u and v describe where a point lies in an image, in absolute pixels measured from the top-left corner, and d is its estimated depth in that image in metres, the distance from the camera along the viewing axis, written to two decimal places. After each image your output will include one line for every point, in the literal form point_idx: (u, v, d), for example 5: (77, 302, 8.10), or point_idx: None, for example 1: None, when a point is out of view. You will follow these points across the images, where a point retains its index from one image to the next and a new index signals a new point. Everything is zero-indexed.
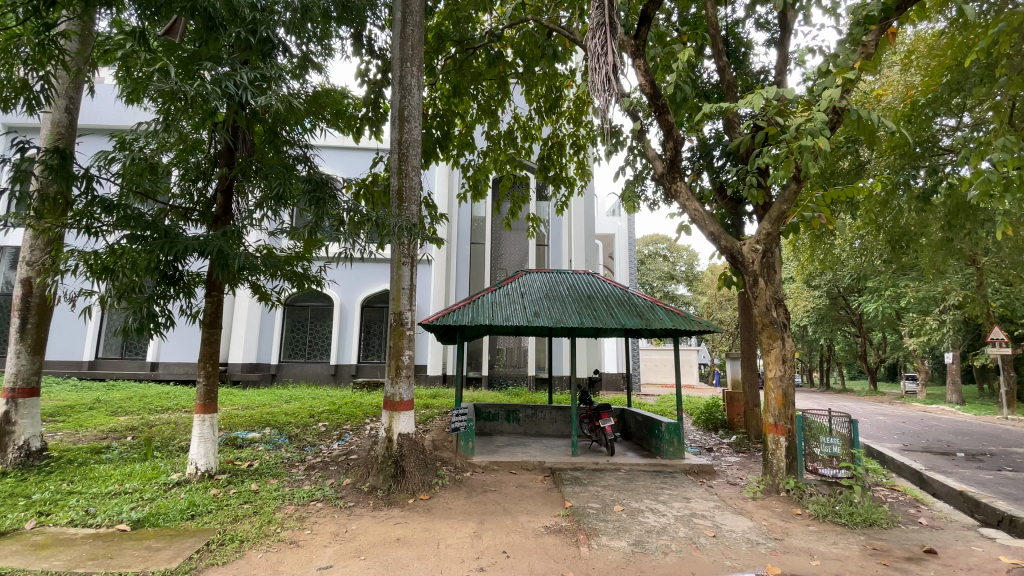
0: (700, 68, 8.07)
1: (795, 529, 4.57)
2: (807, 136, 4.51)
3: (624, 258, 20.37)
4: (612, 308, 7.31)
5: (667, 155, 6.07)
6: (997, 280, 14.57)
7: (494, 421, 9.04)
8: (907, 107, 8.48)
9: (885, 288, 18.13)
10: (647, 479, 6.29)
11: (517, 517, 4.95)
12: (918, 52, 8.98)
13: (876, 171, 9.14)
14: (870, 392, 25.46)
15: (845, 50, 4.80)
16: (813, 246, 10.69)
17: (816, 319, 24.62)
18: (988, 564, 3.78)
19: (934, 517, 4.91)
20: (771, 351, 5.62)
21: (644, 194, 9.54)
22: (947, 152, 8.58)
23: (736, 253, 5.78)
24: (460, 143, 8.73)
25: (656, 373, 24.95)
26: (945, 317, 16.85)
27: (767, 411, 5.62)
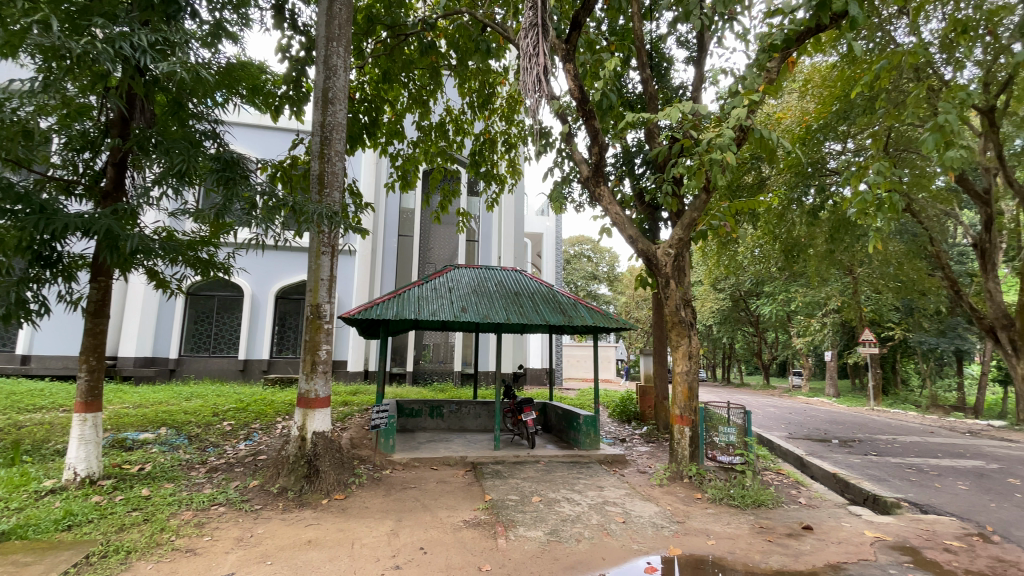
0: (626, 78, 8.45)
1: (695, 512, 4.95)
2: (717, 150, 4.90)
3: (552, 257, 20.91)
4: (537, 305, 7.46)
5: (593, 159, 6.31)
6: (867, 289, 16.66)
7: (416, 418, 8.88)
8: (802, 131, 9.44)
9: (779, 293, 20.13)
10: (565, 471, 6.52)
11: (436, 513, 4.93)
12: (813, 82, 10.04)
13: (776, 187, 10.09)
14: (764, 387, 28.17)
15: (751, 73, 5.27)
16: (720, 252, 11.66)
17: (720, 319, 26.82)
18: (854, 536, 4.30)
19: (811, 497, 5.53)
20: (679, 347, 6.00)
21: (571, 196, 9.82)
22: (833, 174, 9.68)
23: (651, 256, 6.11)
24: (389, 130, 8.49)
25: (578, 368, 25.88)
26: (827, 320, 19.04)
27: (674, 403, 5.97)
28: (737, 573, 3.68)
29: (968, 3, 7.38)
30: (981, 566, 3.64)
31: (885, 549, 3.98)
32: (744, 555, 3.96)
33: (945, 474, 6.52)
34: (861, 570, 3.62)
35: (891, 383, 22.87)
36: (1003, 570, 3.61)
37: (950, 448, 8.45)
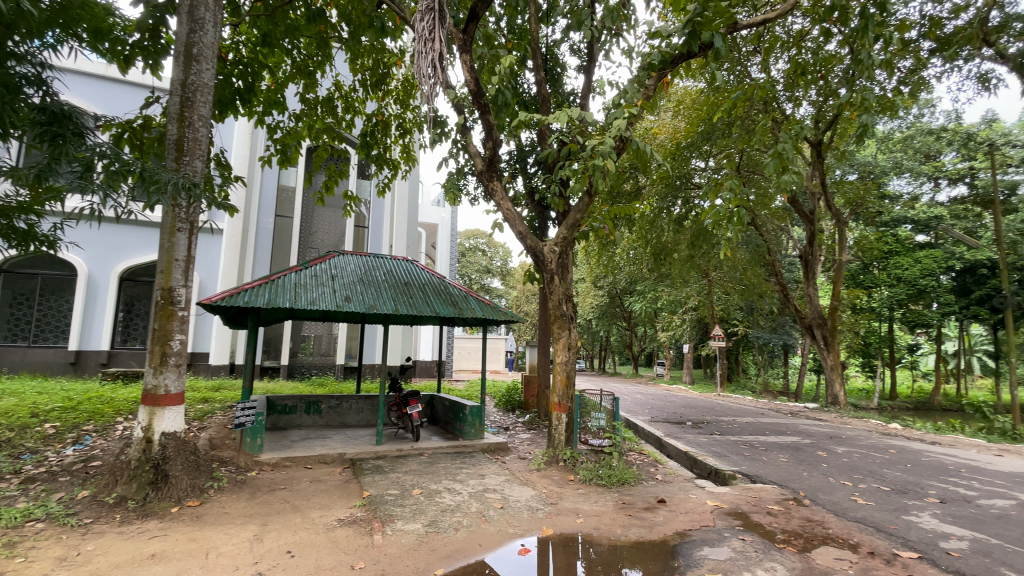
0: (521, 78, 8.66)
1: (568, 494, 5.29)
2: (600, 156, 5.23)
3: (446, 249, 20.80)
4: (427, 296, 7.36)
5: (487, 153, 6.36)
6: (720, 291, 19.07)
7: (290, 414, 8.28)
8: (673, 147, 10.48)
9: (650, 292, 22.18)
10: (447, 462, 6.54)
11: (307, 513, 4.66)
12: (684, 103, 11.21)
13: (649, 196, 11.09)
14: (635, 376, 30.95)
15: (632, 88, 5.70)
16: (601, 252, 12.51)
17: (599, 314, 28.86)
18: (698, 506, 4.92)
19: (666, 473, 6.20)
20: (560, 339, 6.31)
21: (465, 188, 9.80)
22: (696, 188, 10.91)
23: (538, 253, 6.33)
24: (268, 99, 7.74)
25: (466, 360, 26.08)
26: (688, 317, 21.43)
27: (553, 391, 6.27)
28: (602, 547, 4.00)
29: (806, 51, 8.69)
30: (792, 524, 4.36)
31: (722, 516, 4.60)
32: (608, 530, 4.31)
33: (770, 448, 7.72)
34: (702, 534, 4.14)
35: (735, 372, 26.48)
36: (809, 526, 4.33)
37: (775, 427, 10.02)
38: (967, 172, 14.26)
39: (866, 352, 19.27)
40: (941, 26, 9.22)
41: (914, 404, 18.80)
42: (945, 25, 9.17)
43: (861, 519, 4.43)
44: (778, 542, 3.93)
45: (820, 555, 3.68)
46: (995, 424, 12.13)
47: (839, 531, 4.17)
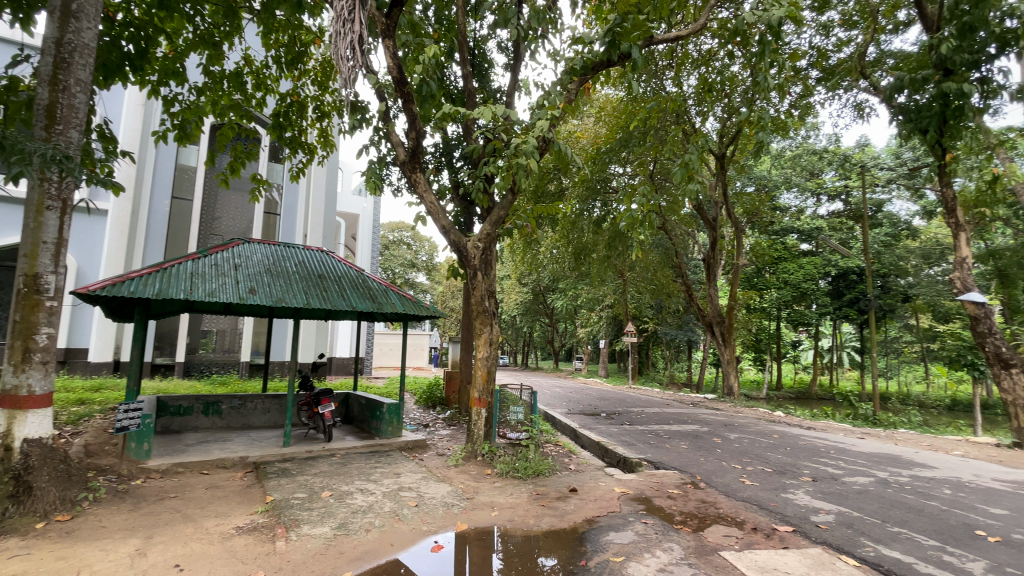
0: (448, 71, 8.55)
1: (484, 488, 5.32)
2: (523, 155, 5.28)
3: (367, 241, 20.06)
4: (343, 289, 7.04)
5: (409, 143, 6.20)
6: (635, 291, 20.14)
7: (185, 416, 7.57)
8: (594, 151, 10.91)
9: (571, 289, 22.93)
10: (361, 461, 6.32)
11: (201, 523, 4.30)
12: (606, 110, 11.72)
13: (571, 197, 11.45)
14: (555, 371, 31.90)
15: (555, 90, 5.82)
16: (525, 250, 12.72)
17: (523, 310, 29.34)
18: (607, 493, 5.18)
19: (579, 463, 6.45)
20: (481, 335, 6.30)
21: (388, 178, 9.50)
22: (614, 192, 11.43)
23: (462, 248, 6.26)
24: (164, 69, 6.97)
25: (387, 357, 25.39)
26: (605, 314, 22.45)
27: (474, 387, 6.26)
28: (515, 538, 4.08)
29: (713, 70, 9.39)
30: (689, 506, 4.72)
31: (628, 502, 4.87)
32: (521, 522, 4.40)
33: (674, 437, 8.29)
34: (609, 520, 4.37)
35: (646, 366, 28.16)
36: (704, 506, 4.71)
37: (679, 417, 10.79)
38: (843, 189, 16.22)
39: (757, 347, 21.35)
40: (825, 59, 10.39)
41: (795, 394, 21.12)
42: (829, 57, 10.36)
43: (747, 499, 4.89)
44: (676, 523, 4.24)
45: (711, 533, 4.01)
46: (857, 410, 13.94)
47: (729, 510, 4.57)
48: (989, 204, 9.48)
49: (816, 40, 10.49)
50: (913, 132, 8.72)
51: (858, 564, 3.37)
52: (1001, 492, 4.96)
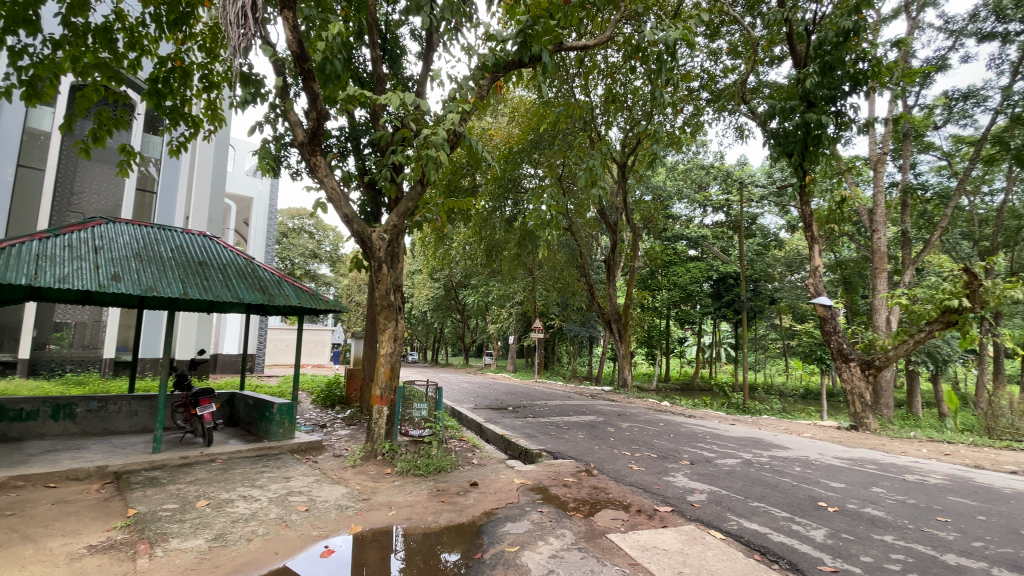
0: (357, 53, 8.16)
1: (381, 488, 5.17)
2: (433, 146, 5.13)
3: (261, 227, 18.56)
4: (228, 279, 6.42)
5: (309, 125, 5.80)
6: (543, 289, 20.76)
7: (26, 423, 6.44)
8: (506, 150, 11.07)
9: (481, 286, 23.07)
10: (246, 466, 5.83)
11: (42, 544, 3.69)
12: (519, 110, 11.96)
13: (483, 194, 11.53)
14: (464, 366, 31.99)
15: (467, 85, 5.74)
16: (436, 245, 12.56)
17: (433, 306, 28.94)
18: (507, 485, 5.28)
19: (481, 457, 6.52)
20: (385, 330, 6.07)
21: (286, 160, 8.82)
22: (526, 192, 11.68)
23: (365, 239, 5.95)
24: (10, 14, 5.76)
25: (283, 353, 23.70)
26: (514, 311, 22.94)
27: (376, 384, 6.04)
28: (412, 536, 4.01)
29: (620, 82, 9.94)
30: (582, 493, 4.97)
31: (527, 492, 5.01)
32: (419, 519, 4.34)
33: (572, 428, 8.68)
34: (506, 511, 4.46)
35: (552, 361, 29.24)
36: (596, 492, 4.98)
37: (578, 408, 11.34)
38: (725, 203, 18.03)
39: (651, 343, 23.11)
40: (715, 82, 11.45)
41: (681, 385, 23.22)
42: (717, 81, 11.44)
43: (635, 483, 5.27)
44: (569, 510, 4.44)
45: (601, 517, 4.26)
46: (731, 399, 15.72)
47: (618, 494, 4.89)
48: (836, 222, 11.13)
49: (707, 64, 11.51)
50: (782, 155, 9.93)
51: (724, 537, 3.78)
52: (837, 467, 5.84)
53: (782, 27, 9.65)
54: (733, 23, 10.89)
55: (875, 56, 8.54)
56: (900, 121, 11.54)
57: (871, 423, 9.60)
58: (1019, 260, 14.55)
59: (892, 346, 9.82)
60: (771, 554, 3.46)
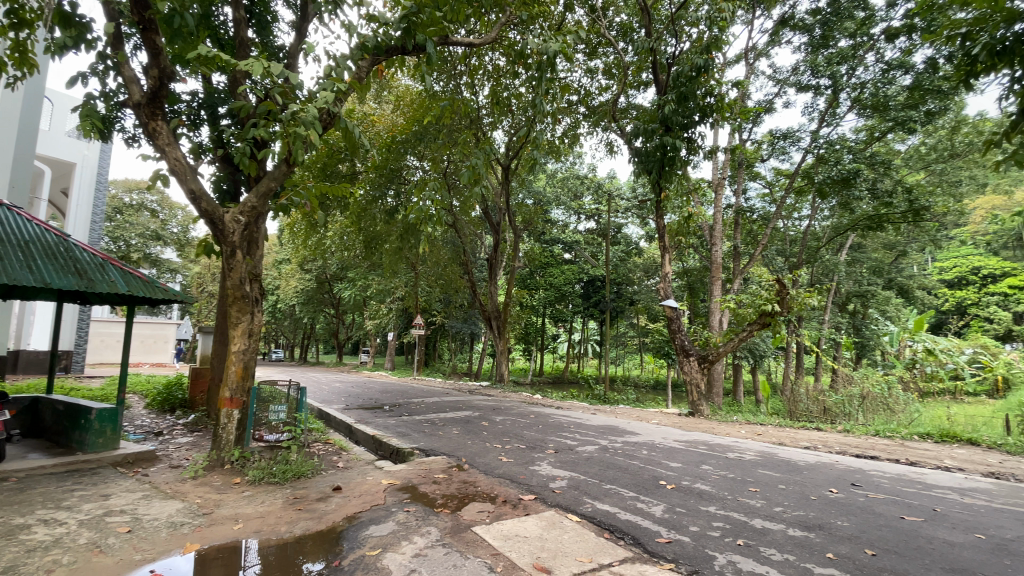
0: (217, 10, 7.23)
1: (227, 499, 4.64)
2: (301, 123, 4.65)
3: (87, 200, 15.49)
4: (30, 257, 5.23)
5: (149, 83, 4.97)
6: (425, 284, 20.49)
7: None
8: (388, 139, 10.71)
9: (358, 279, 22.02)
10: (49, 485, 4.82)
11: None
12: (405, 100, 11.72)
13: (362, 181, 10.99)
14: (337, 364, 30.27)
15: (344, 62, 5.33)
16: (307, 233, 11.66)
17: (303, 299, 26.83)
18: (373, 487, 5.09)
19: (348, 459, 6.20)
20: (238, 325, 5.45)
21: (120, 121, 7.49)
22: (408, 184, 11.42)
23: (216, 220, 5.23)
24: None
25: (112, 350, 20.11)
26: (393, 306, 22.23)
27: (224, 385, 5.41)
28: (262, 549, 3.66)
29: (506, 86, 10.19)
30: (452, 488, 4.99)
31: (394, 492, 4.89)
32: (272, 530, 3.98)
33: (446, 424, 8.67)
34: (370, 514, 4.29)
35: (431, 358, 29.00)
36: (465, 487, 5.03)
37: (454, 404, 11.38)
38: (596, 211, 19.46)
39: (527, 339, 24.11)
40: (591, 98, 12.29)
41: (553, 379, 24.65)
42: (593, 98, 12.30)
43: (502, 474, 5.43)
44: (437, 507, 4.42)
45: (468, 511, 4.32)
46: (596, 391, 17.07)
47: (485, 487, 5.00)
48: (685, 235, 12.69)
49: (585, 80, 12.29)
50: (643, 171, 11.02)
51: (580, 519, 4.07)
52: (677, 449, 6.65)
53: (648, 55, 10.67)
54: (608, 46, 11.80)
55: (720, 93, 9.78)
56: (737, 152, 13.50)
57: (705, 410, 11.09)
58: (815, 274, 17.96)
59: (722, 342, 11.46)
60: (618, 532, 3.80)
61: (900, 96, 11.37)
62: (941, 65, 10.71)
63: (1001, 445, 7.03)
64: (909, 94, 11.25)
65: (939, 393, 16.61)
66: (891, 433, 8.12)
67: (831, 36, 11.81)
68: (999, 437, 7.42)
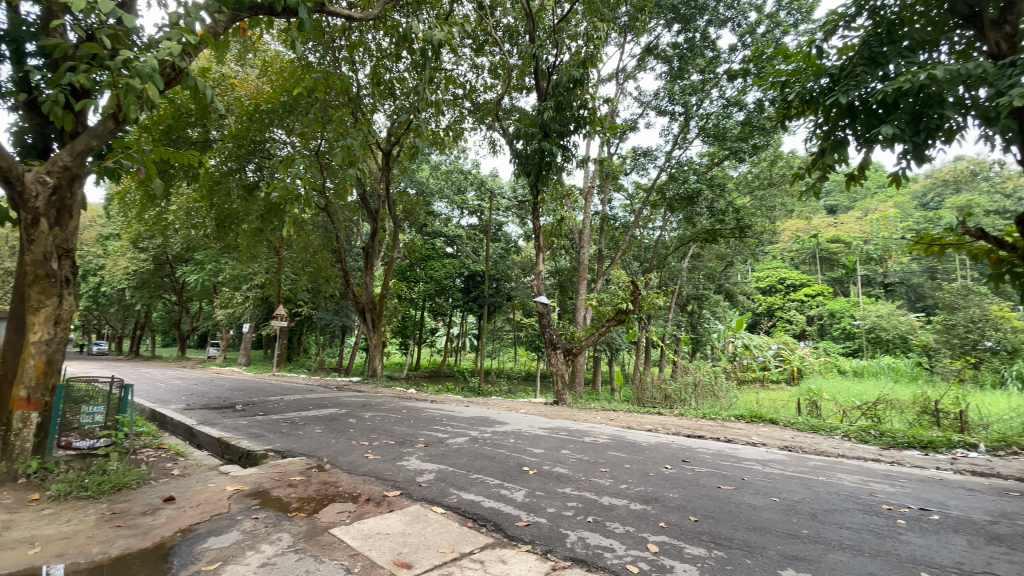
0: None
1: (18, 521, 3.79)
2: (134, 75, 3.88)
3: None
4: None
5: None
6: (290, 271, 18.91)
7: None
8: (250, 107, 9.70)
9: (208, 262, 19.47)
10: None
11: None
12: (274, 67, 10.73)
13: (216, 151, 9.75)
14: (178, 358, 26.49)
15: (197, 12, 4.61)
16: (143, 206, 9.98)
17: (136, 283, 22.97)
18: (215, 495, 4.55)
19: (185, 466, 5.45)
20: (39, 310, 4.48)
21: None
22: (271, 158, 10.34)
23: (10, 178, 4.19)
24: None
25: None
26: (252, 294, 20.11)
27: (19, 382, 4.46)
28: None
29: (389, 68, 9.84)
30: (309, 490, 4.67)
31: (240, 499, 4.43)
32: (80, 552, 3.35)
33: (307, 422, 8.10)
34: (209, 525, 3.84)
35: (295, 352, 26.87)
36: (325, 488, 4.74)
37: (318, 401, 10.67)
38: (478, 208, 19.72)
39: (403, 333, 23.56)
40: (476, 94, 12.37)
41: (429, 373, 24.46)
42: (477, 95, 12.40)
43: (367, 472, 5.24)
44: (291, 511, 4.11)
45: (325, 513, 4.09)
46: (470, 384, 17.30)
47: (347, 486, 4.78)
48: (557, 236, 13.45)
49: (470, 75, 12.30)
50: (522, 173, 11.43)
51: (444, 511, 4.10)
52: (541, 436, 7.04)
53: (532, 61, 11.09)
54: (494, 45, 11.98)
55: (592, 108, 10.50)
56: (605, 164, 14.67)
57: (569, 399, 11.91)
58: (664, 279, 20.35)
59: (585, 337, 12.41)
60: (481, 520, 3.91)
61: (735, 130, 13.31)
62: (766, 107, 12.76)
63: (792, 423, 8.66)
64: (741, 128, 13.21)
65: (753, 381, 19.96)
66: (716, 416, 9.54)
67: (686, 69, 13.43)
68: (791, 417, 9.15)
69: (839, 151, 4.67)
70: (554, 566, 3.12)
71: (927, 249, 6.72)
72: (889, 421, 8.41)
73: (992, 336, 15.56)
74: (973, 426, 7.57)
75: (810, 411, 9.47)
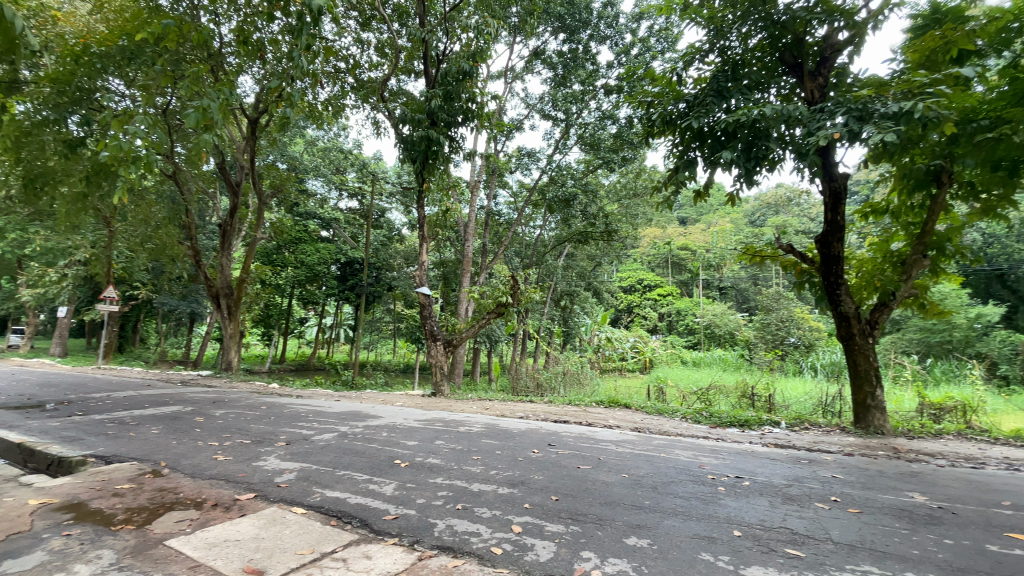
0: None
1: None
2: None
3: None
4: None
5: None
6: (124, 247, 16.13)
7: None
8: (75, 46, 8.05)
9: (8, 230, 15.79)
10: None
11: None
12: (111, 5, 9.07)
13: (26, 95, 7.93)
14: None
15: None
16: None
17: None
18: (11, 511, 3.75)
19: None
20: None
21: None
22: (103, 112, 8.70)
23: None
24: None
25: None
26: (72, 272, 16.81)
27: None
28: None
29: (260, 27, 8.87)
30: (141, 499, 4.07)
31: (47, 514, 3.70)
32: None
33: (142, 422, 7.03)
34: (2, 547, 3.16)
35: (128, 341, 23.07)
36: (161, 496, 4.16)
37: (157, 398, 9.31)
38: (358, 191, 18.75)
39: (266, 322, 21.54)
40: (359, 71, 11.70)
41: (295, 366, 22.69)
42: (361, 71, 11.73)
43: (216, 475, 4.73)
44: (115, 524, 3.55)
45: (161, 524, 3.60)
46: (341, 377, 16.45)
47: (189, 492, 4.26)
48: (440, 227, 13.37)
49: (354, 49, 11.61)
50: (407, 159, 11.09)
51: (304, 511, 3.86)
52: (415, 428, 6.97)
53: (420, 45, 10.82)
54: (381, 23, 11.46)
55: (480, 102, 10.63)
56: (490, 160, 14.89)
57: (446, 391, 11.93)
58: (541, 274, 21.37)
59: (464, 329, 12.53)
60: (345, 517, 3.76)
61: (608, 141, 14.44)
62: (634, 124, 13.93)
63: (643, 407, 9.72)
64: (614, 140, 14.35)
65: (613, 370, 21.94)
66: (580, 402, 10.31)
67: (568, 78, 14.20)
68: (642, 402, 10.25)
69: (690, 170, 5.42)
70: (420, 556, 3.13)
71: (752, 259, 8.15)
72: (718, 404, 9.87)
73: (794, 333, 19.11)
74: (777, 406, 9.22)
75: (658, 397, 10.70)
